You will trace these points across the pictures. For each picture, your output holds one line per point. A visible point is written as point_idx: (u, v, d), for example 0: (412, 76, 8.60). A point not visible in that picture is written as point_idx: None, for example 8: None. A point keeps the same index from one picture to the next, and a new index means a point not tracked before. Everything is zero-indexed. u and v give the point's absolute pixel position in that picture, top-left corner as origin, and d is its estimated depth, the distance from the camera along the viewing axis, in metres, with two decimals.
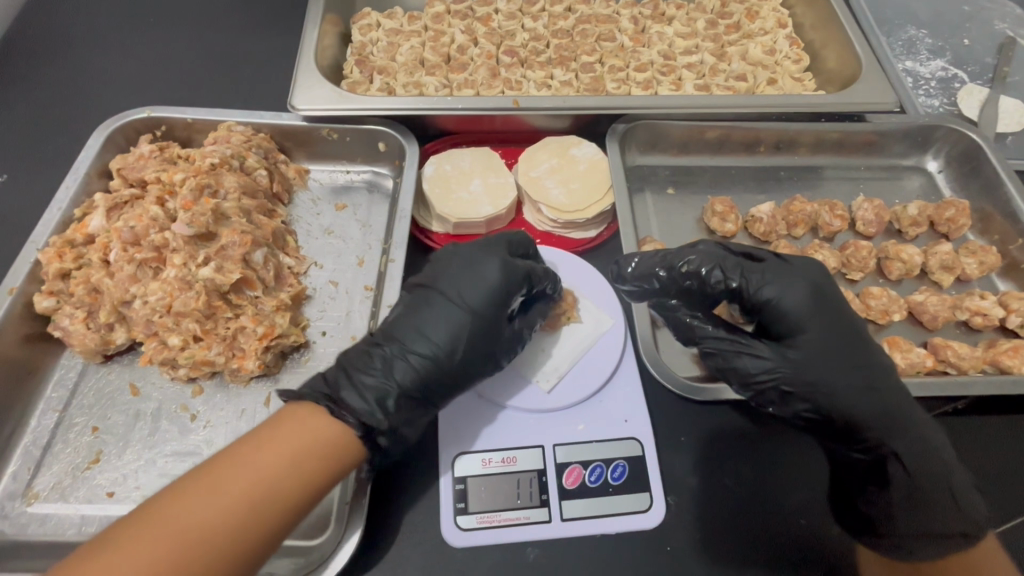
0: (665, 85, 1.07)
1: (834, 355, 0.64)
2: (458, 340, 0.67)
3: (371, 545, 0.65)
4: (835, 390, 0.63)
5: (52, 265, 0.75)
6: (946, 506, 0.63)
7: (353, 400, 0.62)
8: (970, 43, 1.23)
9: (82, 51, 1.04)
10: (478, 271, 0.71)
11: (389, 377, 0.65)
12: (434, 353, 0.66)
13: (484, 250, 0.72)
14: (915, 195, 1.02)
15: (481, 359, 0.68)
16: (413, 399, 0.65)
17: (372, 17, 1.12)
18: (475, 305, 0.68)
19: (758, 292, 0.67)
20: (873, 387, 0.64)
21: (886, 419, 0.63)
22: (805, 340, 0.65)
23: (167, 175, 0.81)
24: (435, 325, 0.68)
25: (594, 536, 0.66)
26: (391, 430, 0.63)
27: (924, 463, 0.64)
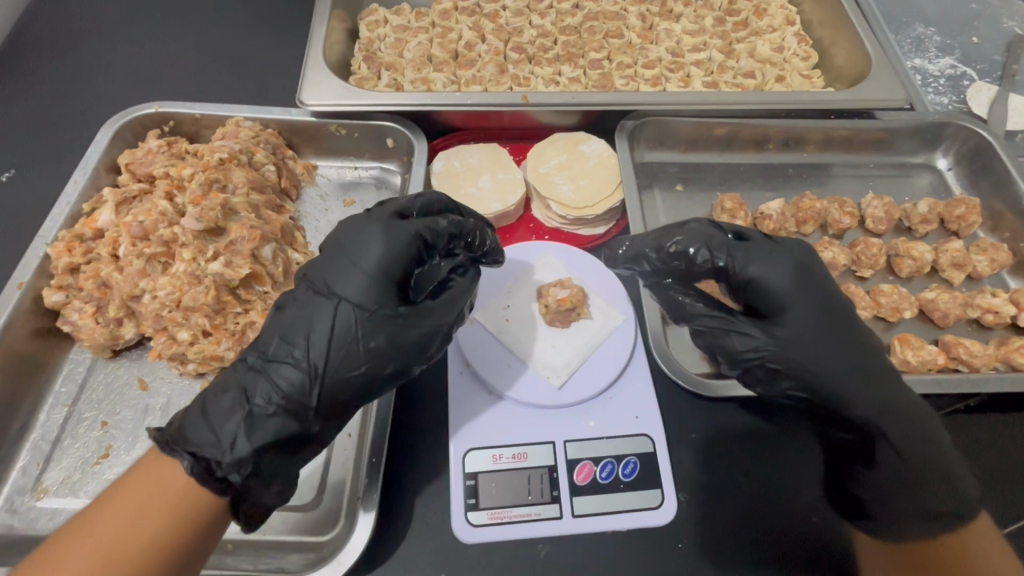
0: (673, 82, 1.06)
1: (819, 334, 0.64)
2: (325, 340, 0.59)
3: (382, 540, 0.64)
4: (825, 371, 0.63)
5: (62, 259, 0.74)
6: (935, 486, 0.62)
7: (197, 436, 0.55)
8: (979, 41, 1.22)
9: (90, 47, 1.04)
10: (347, 258, 0.62)
11: (238, 398, 0.57)
12: (297, 360, 0.58)
13: (363, 235, 0.63)
14: (925, 193, 1.02)
15: (359, 355, 0.59)
16: (275, 412, 0.57)
17: (379, 13, 1.11)
18: (352, 300, 0.60)
19: (747, 271, 0.66)
20: (865, 369, 0.64)
21: (878, 403, 0.63)
22: (794, 320, 0.64)
23: (175, 170, 0.81)
24: (299, 328, 0.59)
25: (606, 533, 0.66)
26: (246, 463, 0.55)
27: (913, 443, 0.63)
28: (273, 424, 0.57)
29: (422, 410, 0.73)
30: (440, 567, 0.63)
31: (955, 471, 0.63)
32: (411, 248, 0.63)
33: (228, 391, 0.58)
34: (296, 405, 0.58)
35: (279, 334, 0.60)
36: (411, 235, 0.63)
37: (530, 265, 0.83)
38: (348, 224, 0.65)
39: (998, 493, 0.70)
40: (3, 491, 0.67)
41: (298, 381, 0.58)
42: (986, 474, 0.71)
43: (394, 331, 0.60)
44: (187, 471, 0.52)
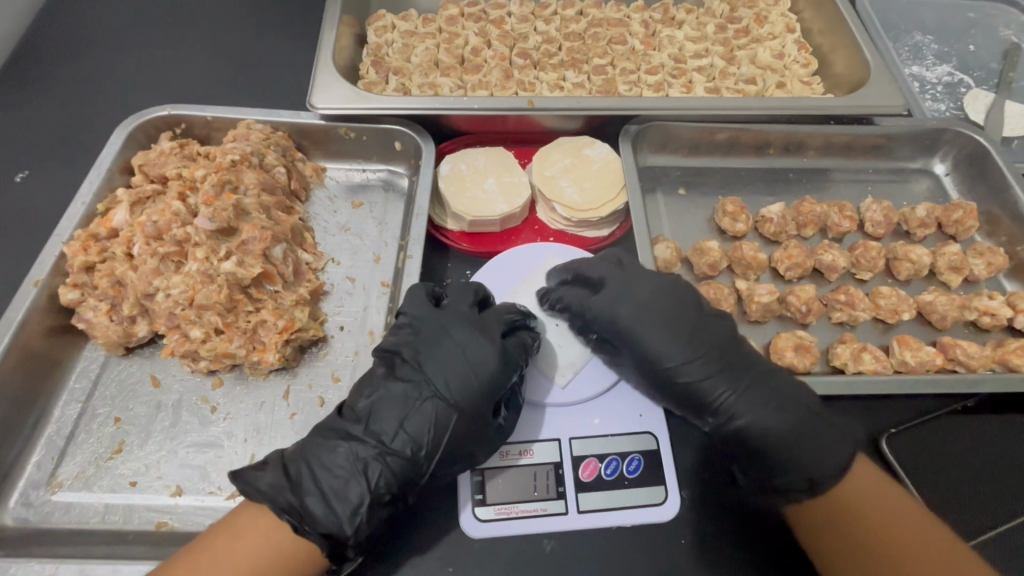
0: (676, 87, 1.08)
1: (649, 342, 0.69)
2: (437, 446, 0.63)
3: (391, 535, 0.66)
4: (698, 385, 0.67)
5: (77, 258, 0.76)
6: (798, 461, 0.64)
7: (321, 515, 0.58)
8: (976, 49, 1.25)
9: (103, 50, 1.06)
10: (465, 365, 0.65)
11: (356, 482, 0.60)
12: (407, 459, 0.62)
13: (486, 343, 0.67)
14: (923, 197, 1.03)
15: (459, 460, 0.65)
16: (387, 502, 0.61)
17: (387, 18, 1.13)
18: (466, 404, 0.64)
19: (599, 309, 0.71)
20: (729, 376, 0.67)
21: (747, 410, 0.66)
22: (649, 343, 0.69)
23: (188, 171, 0.83)
24: (417, 426, 0.63)
25: (610, 528, 0.67)
26: (363, 543, 0.60)
27: (767, 430, 0.65)
28: (384, 512, 0.61)
29: None
30: (447, 562, 0.64)
31: (812, 444, 0.64)
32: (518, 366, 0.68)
33: (343, 472, 0.61)
34: (402, 493, 0.62)
35: (397, 424, 0.63)
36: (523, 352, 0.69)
37: (535, 267, 0.84)
38: (465, 328, 0.68)
39: (995, 491, 0.71)
40: (18, 485, 0.68)
41: (406, 479, 0.62)
42: (982, 472, 0.73)
43: (492, 438, 0.66)
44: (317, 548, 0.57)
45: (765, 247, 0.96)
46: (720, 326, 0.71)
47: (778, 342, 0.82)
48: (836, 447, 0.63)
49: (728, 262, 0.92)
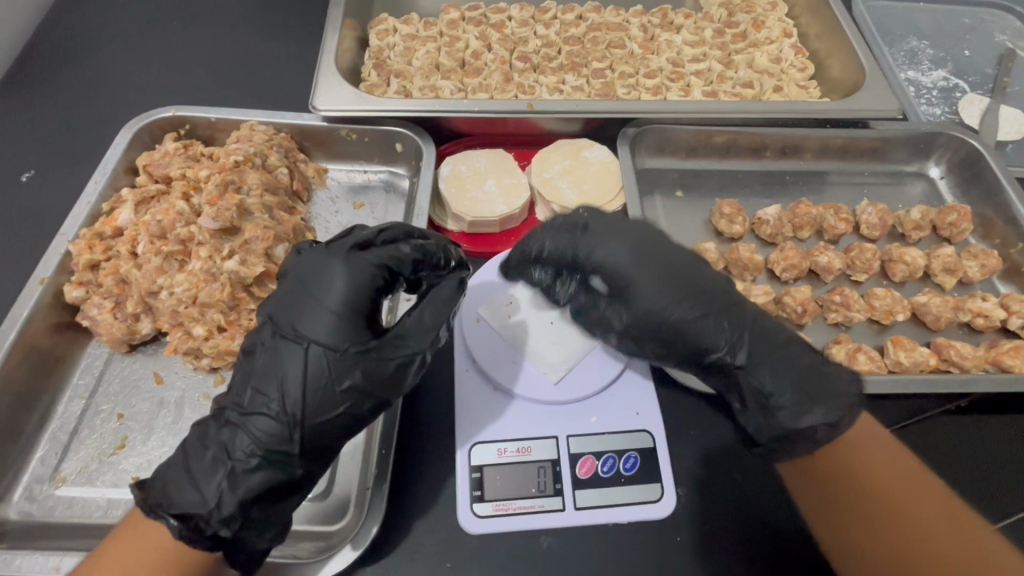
0: (674, 91, 1.09)
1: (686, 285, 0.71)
2: (299, 389, 0.58)
3: (392, 529, 0.66)
4: (661, 327, 0.71)
5: (83, 256, 0.77)
6: (795, 396, 0.67)
7: (181, 496, 0.56)
8: (971, 54, 1.26)
9: (109, 52, 1.07)
10: (311, 298, 0.60)
11: (218, 456, 0.58)
12: (267, 414, 0.58)
13: (324, 268, 0.61)
14: (918, 201, 1.05)
15: (336, 392, 0.59)
16: (257, 466, 0.58)
17: (389, 22, 1.15)
18: (313, 339, 0.59)
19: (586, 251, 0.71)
20: (725, 321, 0.71)
21: (753, 346, 0.69)
22: (642, 296, 0.70)
23: (192, 172, 0.84)
24: (268, 383, 0.59)
25: (606, 525, 0.68)
26: (234, 518, 0.57)
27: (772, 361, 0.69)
28: (254, 479, 0.58)
29: (429, 404, 0.75)
30: (446, 556, 0.65)
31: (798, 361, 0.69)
32: (373, 281, 0.61)
33: (208, 447, 0.59)
34: (278, 453, 0.58)
35: (252, 386, 0.60)
36: (374, 268, 0.62)
37: None
38: (309, 261, 0.62)
39: (988, 490, 0.72)
40: (23, 480, 0.69)
41: (273, 436, 0.58)
42: (974, 471, 0.74)
43: (368, 364, 0.60)
44: (175, 535, 0.54)
45: (762, 249, 0.97)
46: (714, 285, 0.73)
47: None
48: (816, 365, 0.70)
49: (726, 263, 0.92)
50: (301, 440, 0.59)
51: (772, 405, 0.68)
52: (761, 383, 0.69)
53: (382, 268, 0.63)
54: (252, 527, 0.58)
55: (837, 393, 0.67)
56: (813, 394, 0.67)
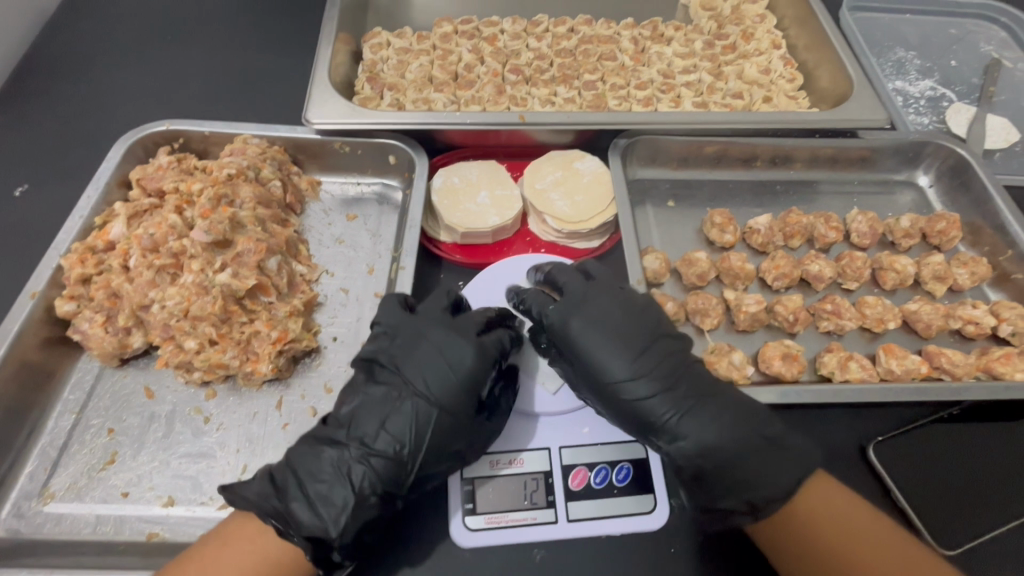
0: (665, 102, 1.11)
1: (608, 354, 0.67)
2: (422, 440, 0.64)
3: (383, 545, 0.66)
4: (590, 388, 0.69)
5: (75, 270, 0.77)
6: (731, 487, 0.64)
7: (307, 519, 0.60)
8: (958, 64, 1.28)
9: (103, 67, 1.08)
10: (441, 364, 0.67)
11: (342, 488, 0.61)
12: (390, 459, 0.63)
13: (455, 337, 0.68)
14: (907, 209, 1.05)
15: (444, 458, 0.66)
16: (373, 503, 0.62)
17: (382, 36, 1.16)
18: (437, 400, 0.66)
19: (559, 316, 0.70)
20: (672, 396, 0.66)
21: (695, 426, 0.65)
22: (585, 355, 0.68)
23: (184, 185, 0.84)
24: (396, 427, 0.65)
25: (599, 536, 0.67)
26: (351, 544, 0.61)
27: (705, 446, 0.64)
28: (370, 512, 0.62)
29: None
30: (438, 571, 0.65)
31: (734, 452, 0.64)
32: (495, 356, 0.69)
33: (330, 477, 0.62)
34: (390, 493, 0.63)
35: (378, 426, 0.65)
36: (498, 345, 0.70)
37: (525, 277, 0.86)
38: (441, 328, 0.69)
39: (984, 499, 0.72)
40: (11, 496, 0.69)
41: (393, 480, 0.63)
42: (969, 481, 0.73)
43: (472, 434, 0.67)
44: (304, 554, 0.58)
45: (753, 258, 0.97)
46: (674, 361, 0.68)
47: (765, 351, 0.82)
48: (758, 459, 0.64)
49: (717, 272, 0.92)
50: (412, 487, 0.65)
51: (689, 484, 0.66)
52: (692, 460, 0.65)
53: (502, 347, 0.70)
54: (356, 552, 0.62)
55: (773, 490, 0.63)
56: (743, 470, 0.64)
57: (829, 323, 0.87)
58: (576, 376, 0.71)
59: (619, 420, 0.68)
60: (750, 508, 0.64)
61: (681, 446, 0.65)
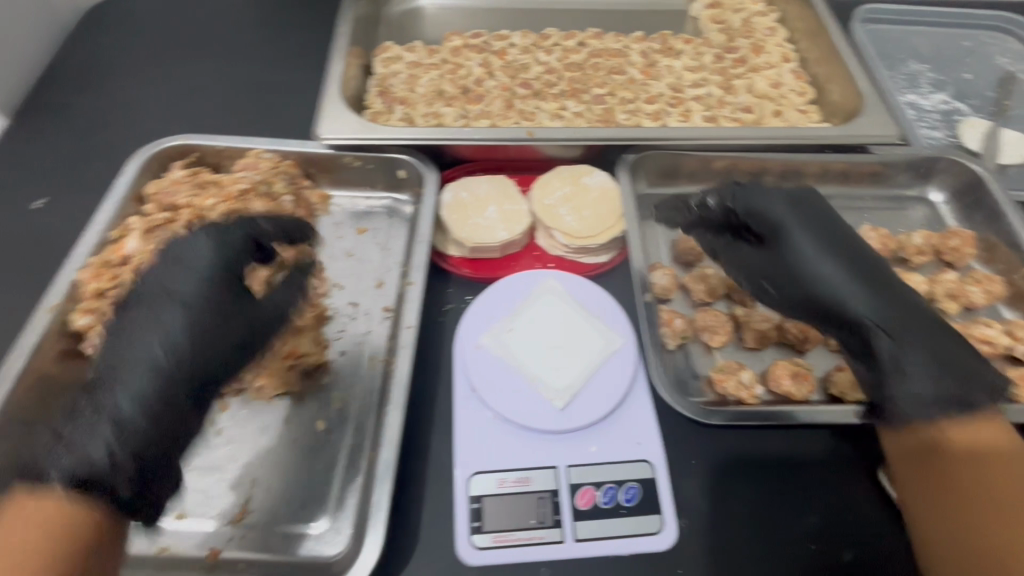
0: (674, 116, 1.10)
1: (818, 248, 0.76)
2: (184, 344, 0.66)
3: (389, 562, 0.67)
4: (796, 277, 0.76)
5: (91, 285, 0.78)
6: (949, 371, 0.66)
7: (70, 457, 0.58)
8: (972, 78, 1.26)
9: (121, 81, 1.10)
10: (182, 268, 0.70)
11: (99, 420, 0.61)
12: (176, 362, 0.65)
13: (191, 240, 0.72)
14: (920, 225, 1.04)
15: (229, 342, 0.69)
16: (142, 425, 0.62)
17: (393, 50, 1.17)
18: (185, 302, 0.67)
19: (783, 252, 0.77)
20: (870, 282, 0.73)
21: (888, 307, 0.71)
22: (789, 245, 0.77)
23: (199, 201, 0.85)
24: (135, 343, 0.65)
25: (605, 557, 0.67)
26: (126, 469, 0.60)
27: (911, 334, 0.69)
28: (139, 436, 0.62)
29: (426, 433, 0.76)
30: None
31: (927, 334, 0.69)
32: (229, 258, 0.71)
33: (93, 412, 0.62)
34: (161, 408, 0.64)
35: (133, 346, 0.65)
36: (241, 239, 0.73)
37: (533, 291, 0.86)
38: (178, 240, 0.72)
39: None
40: None
41: (181, 386, 0.65)
42: None
43: (233, 327, 0.70)
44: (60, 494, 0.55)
45: None
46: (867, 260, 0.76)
47: (774, 369, 0.81)
48: (946, 343, 0.69)
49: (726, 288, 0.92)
50: (194, 391, 0.67)
51: (886, 360, 0.69)
52: (892, 331, 0.69)
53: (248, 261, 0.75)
54: (149, 475, 0.62)
55: (973, 380, 0.65)
56: (963, 369, 0.66)
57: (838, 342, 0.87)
58: (777, 266, 0.77)
59: (806, 302, 0.75)
60: (960, 401, 0.64)
61: (900, 333, 0.69)
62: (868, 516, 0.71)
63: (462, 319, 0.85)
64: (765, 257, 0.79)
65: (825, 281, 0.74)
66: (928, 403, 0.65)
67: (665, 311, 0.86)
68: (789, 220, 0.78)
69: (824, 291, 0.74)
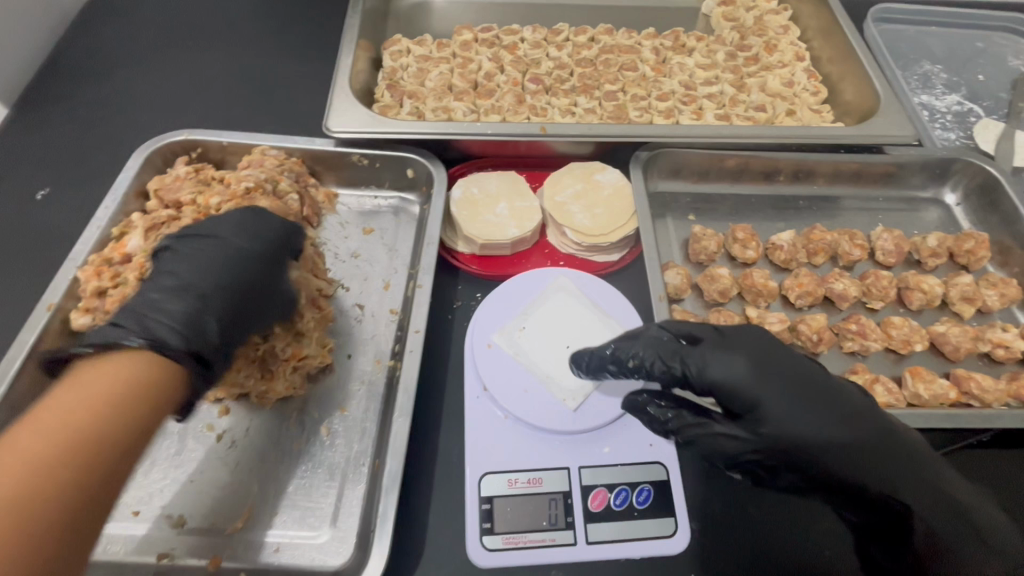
0: (687, 114, 1.09)
1: (809, 421, 0.59)
2: (252, 284, 0.67)
3: (399, 564, 0.66)
4: (802, 458, 0.59)
5: (91, 284, 0.76)
6: (967, 532, 0.61)
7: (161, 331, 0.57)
8: (985, 78, 1.25)
9: (124, 72, 1.09)
10: (238, 226, 0.71)
11: (173, 313, 0.59)
12: (205, 297, 0.62)
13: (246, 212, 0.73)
14: (934, 226, 1.03)
15: (273, 311, 0.71)
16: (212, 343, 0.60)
17: (402, 43, 1.16)
18: (248, 250, 0.69)
19: (785, 441, 0.59)
20: (871, 448, 0.59)
21: (898, 470, 0.60)
22: (784, 429, 0.58)
23: (202, 199, 0.82)
24: (219, 272, 0.65)
25: (617, 560, 0.66)
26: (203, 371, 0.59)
27: (925, 500, 0.60)
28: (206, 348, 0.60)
29: (435, 433, 0.75)
30: None
31: (940, 485, 0.61)
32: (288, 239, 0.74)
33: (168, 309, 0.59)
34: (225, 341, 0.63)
35: (208, 274, 0.65)
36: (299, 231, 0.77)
37: (544, 290, 0.84)
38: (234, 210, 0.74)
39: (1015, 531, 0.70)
40: None
41: (216, 313, 0.62)
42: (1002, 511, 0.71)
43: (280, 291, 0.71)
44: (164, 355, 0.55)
45: (775, 275, 0.95)
46: (847, 404, 0.61)
47: None
48: (954, 486, 0.62)
49: (738, 289, 0.91)
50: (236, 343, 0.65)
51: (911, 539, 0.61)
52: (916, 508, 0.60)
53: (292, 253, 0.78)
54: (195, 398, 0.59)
55: (986, 527, 0.61)
56: (972, 515, 0.61)
57: (852, 344, 0.86)
58: (777, 447, 0.59)
59: (813, 479, 0.61)
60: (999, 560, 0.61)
61: (917, 506, 0.60)
62: None
63: (473, 316, 0.84)
64: (760, 441, 0.59)
65: (828, 466, 0.59)
66: (968, 550, 0.61)
67: (677, 311, 0.85)
68: (746, 396, 0.59)
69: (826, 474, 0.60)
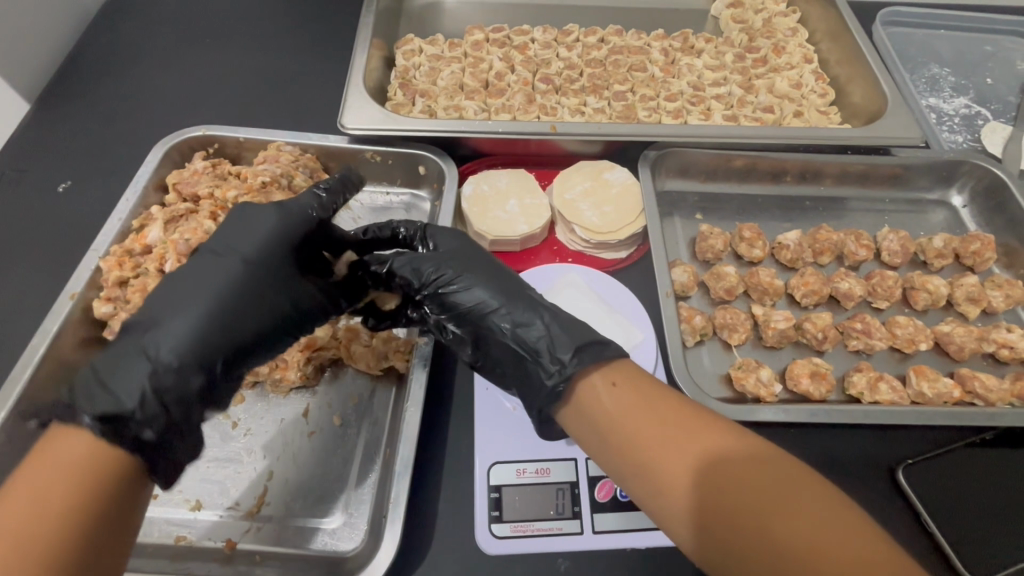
0: (695, 115, 1.11)
1: (469, 256, 0.74)
2: (234, 299, 0.64)
3: (409, 550, 0.67)
4: (453, 270, 0.72)
5: (113, 273, 0.80)
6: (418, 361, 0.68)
7: (97, 401, 0.53)
8: (993, 82, 1.26)
9: (143, 69, 1.11)
10: (247, 230, 0.69)
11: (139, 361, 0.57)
12: (180, 328, 0.59)
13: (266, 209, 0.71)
14: (941, 228, 1.04)
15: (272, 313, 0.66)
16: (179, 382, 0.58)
17: (415, 43, 1.18)
18: (243, 255, 0.66)
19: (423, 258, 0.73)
20: (509, 286, 0.71)
21: (529, 311, 0.68)
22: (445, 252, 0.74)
23: (220, 192, 0.86)
24: (201, 292, 0.63)
25: (623, 549, 0.67)
26: (157, 419, 0.55)
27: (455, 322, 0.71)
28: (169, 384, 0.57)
29: (445, 424, 0.77)
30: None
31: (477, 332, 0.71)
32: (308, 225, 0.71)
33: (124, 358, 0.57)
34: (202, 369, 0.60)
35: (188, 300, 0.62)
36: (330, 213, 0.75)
37: (552, 285, 0.86)
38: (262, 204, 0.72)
39: None
40: None
41: (199, 334, 0.60)
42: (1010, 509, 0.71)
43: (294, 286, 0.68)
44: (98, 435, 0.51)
45: (781, 274, 0.96)
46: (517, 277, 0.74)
47: (793, 368, 0.82)
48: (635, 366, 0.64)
49: (745, 287, 0.92)
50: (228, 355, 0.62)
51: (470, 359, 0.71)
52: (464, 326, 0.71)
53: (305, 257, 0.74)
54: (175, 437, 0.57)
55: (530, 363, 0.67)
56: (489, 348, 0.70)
57: (857, 343, 0.87)
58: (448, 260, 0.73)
59: (464, 309, 0.70)
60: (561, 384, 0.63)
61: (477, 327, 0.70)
62: (879, 514, 0.71)
63: None
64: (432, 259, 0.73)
65: (442, 288, 0.71)
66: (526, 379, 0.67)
67: (684, 308, 0.86)
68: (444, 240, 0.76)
69: (460, 296, 0.70)
